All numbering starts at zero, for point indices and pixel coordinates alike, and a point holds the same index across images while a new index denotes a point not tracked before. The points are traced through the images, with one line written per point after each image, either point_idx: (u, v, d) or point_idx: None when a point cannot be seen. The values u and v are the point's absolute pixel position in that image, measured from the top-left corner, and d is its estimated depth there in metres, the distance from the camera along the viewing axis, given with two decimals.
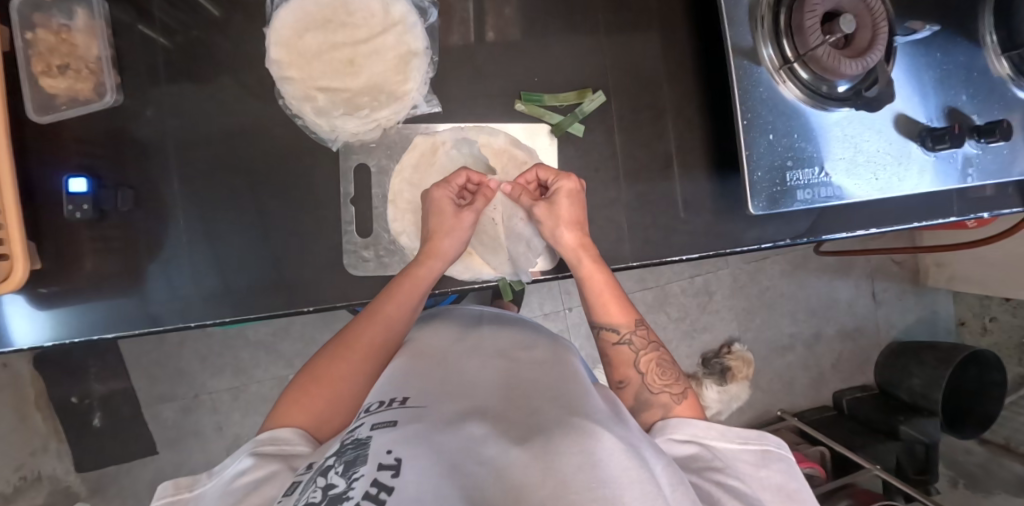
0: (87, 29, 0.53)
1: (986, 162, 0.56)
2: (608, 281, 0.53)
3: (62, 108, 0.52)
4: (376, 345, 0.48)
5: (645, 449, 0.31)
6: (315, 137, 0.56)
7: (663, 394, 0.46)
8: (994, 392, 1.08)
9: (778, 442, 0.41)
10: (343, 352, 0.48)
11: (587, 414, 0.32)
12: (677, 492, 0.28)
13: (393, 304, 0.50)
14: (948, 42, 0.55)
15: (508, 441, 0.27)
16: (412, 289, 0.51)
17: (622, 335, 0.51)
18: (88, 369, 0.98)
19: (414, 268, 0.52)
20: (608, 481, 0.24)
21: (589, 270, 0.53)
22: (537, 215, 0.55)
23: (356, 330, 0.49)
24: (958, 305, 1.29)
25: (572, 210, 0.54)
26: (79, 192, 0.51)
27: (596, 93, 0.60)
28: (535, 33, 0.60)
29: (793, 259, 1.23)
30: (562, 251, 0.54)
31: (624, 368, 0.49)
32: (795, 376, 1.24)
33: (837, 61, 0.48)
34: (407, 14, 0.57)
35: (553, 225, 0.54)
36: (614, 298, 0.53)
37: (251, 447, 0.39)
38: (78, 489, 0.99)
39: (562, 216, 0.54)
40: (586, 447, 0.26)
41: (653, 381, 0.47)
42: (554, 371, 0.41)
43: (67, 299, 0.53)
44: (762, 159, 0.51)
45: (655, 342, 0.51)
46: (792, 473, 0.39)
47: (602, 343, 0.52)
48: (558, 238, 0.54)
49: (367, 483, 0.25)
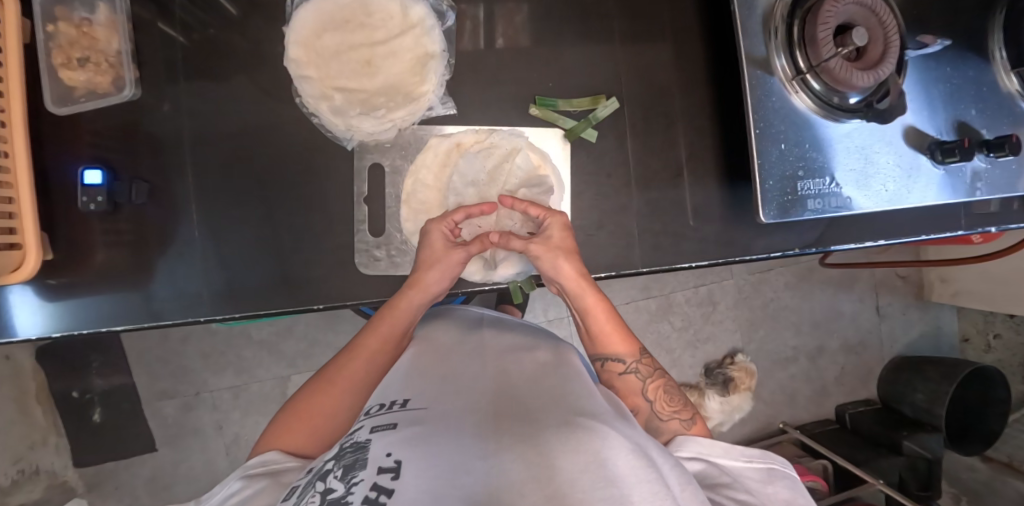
0: (107, 23, 0.53)
1: (993, 177, 0.56)
2: (607, 312, 0.54)
3: (81, 100, 0.53)
4: (360, 377, 0.48)
5: (651, 448, 0.30)
6: (332, 136, 0.56)
7: (672, 422, 0.45)
8: (998, 410, 1.07)
9: (782, 462, 0.41)
10: (325, 387, 0.46)
11: (591, 414, 0.31)
12: (685, 492, 0.27)
13: (377, 339, 0.49)
14: (959, 57, 0.56)
15: (510, 441, 0.27)
16: (393, 322, 0.50)
17: (628, 364, 0.51)
18: (91, 362, 0.98)
19: (395, 301, 0.50)
20: (614, 481, 0.24)
21: (592, 300, 0.53)
22: (533, 251, 0.53)
23: (342, 364, 0.48)
24: (962, 321, 1.29)
25: (566, 239, 0.53)
26: (94, 185, 0.51)
27: (609, 99, 0.60)
28: (548, 39, 0.60)
29: (797, 271, 1.23)
30: (564, 284, 0.53)
31: (632, 397, 0.49)
32: (797, 388, 1.24)
33: (848, 73, 0.48)
34: (425, 18, 0.57)
35: (553, 257, 0.52)
36: (615, 325, 0.53)
37: (242, 471, 0.39)
38: (75, 484, 0.99)
39: (560, 247, 0.52)
40: (590, 447, 0.26)
41: (662, 409, 0.47)
42: (557, 372, 0.41)
43: (74, 292, 0.53)
44: (773, 168, 0.51)
45: (659, 369, 0.51)
46: (800, 491, 0.39)
47: (607, 374, 0.52)
48: (558, 271, 0.52)
49: (366, 487, 0.25)
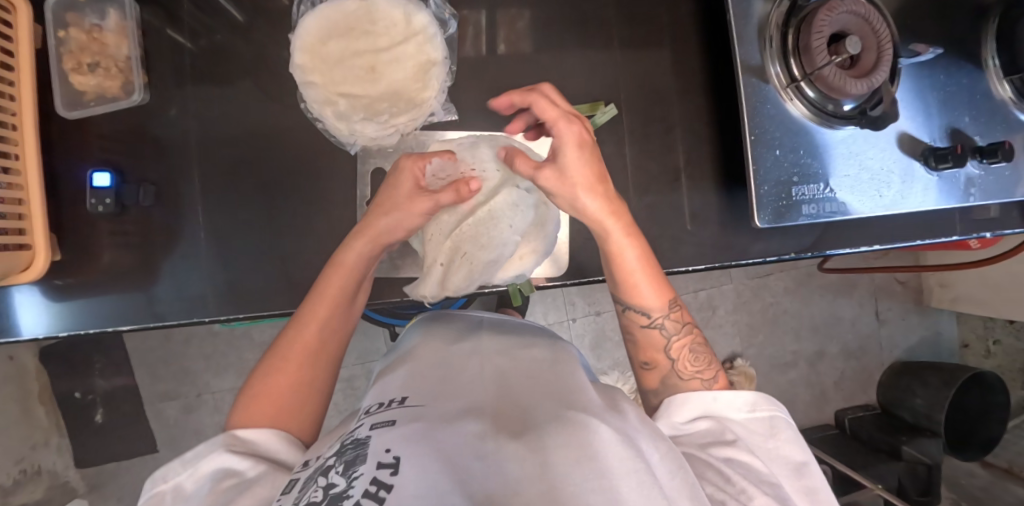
0: (117, 29, 0.55)
1: (987, 183, 0.57)
2: (640, 252, 0.47)
3: (90, 104, 0.54)
4: (315, 348, 0.46)
5: (641, 439, 0.31)
6: (335, 140, 0.57)
7: (693, 381, 0.44)
8: (997, 415, 1.07)
9: (787, 410, 0.41)
10: (278, 364, 0.44)
11: (583, 409, 0.32)
12: (673, 481, 0.28)
13: (326, 306, 0.47)
14: (952, 65, 0.57)
15: (506, 437, 0.28)
16: (342, 283, 0.47)
17: (653, 318, 0.48)
18: (93, 364, 0.99)
19: (340, 256, 0.48)
20: (605, 473, 0.24)
21: (619, 244, 0.46)
22: (548, 187, 0.45)
23: (292, 339, 0.46)
24: (961, 326, 1.29)
25: (583, 169, 0.44)
26: (103, 187, 0.53)
27: (608, 106, 0.61)
28: (549, 47, 0.62)
29: (797, 276, 1.24)
30: (586, 221, 0.46)
31: (652, 351, 0.48)
32: (796, 393, 1.24)
33: (843, 81, 0.49)
34: (427, 25, 0.57)
35: (573, 193, 0.45)
36: (648, 270, 0.47)
37: (225, 444, 0.38)
38: (76, 485, 0.99)
39: (576, 181, 0.44)
40: (582, 440, 0.27)
41: (683, 368, 0.46)
42: (551, 367, 0.42)
43: (80, 291, 0.54)
44: (769, 174, 0.52)
45: (688, 323, 0.48)
46: (801, 441, 0.39)
47: (628, 322, 0.49)
48: (582, 208, 0.45)
49: (366, 481, 0.25)
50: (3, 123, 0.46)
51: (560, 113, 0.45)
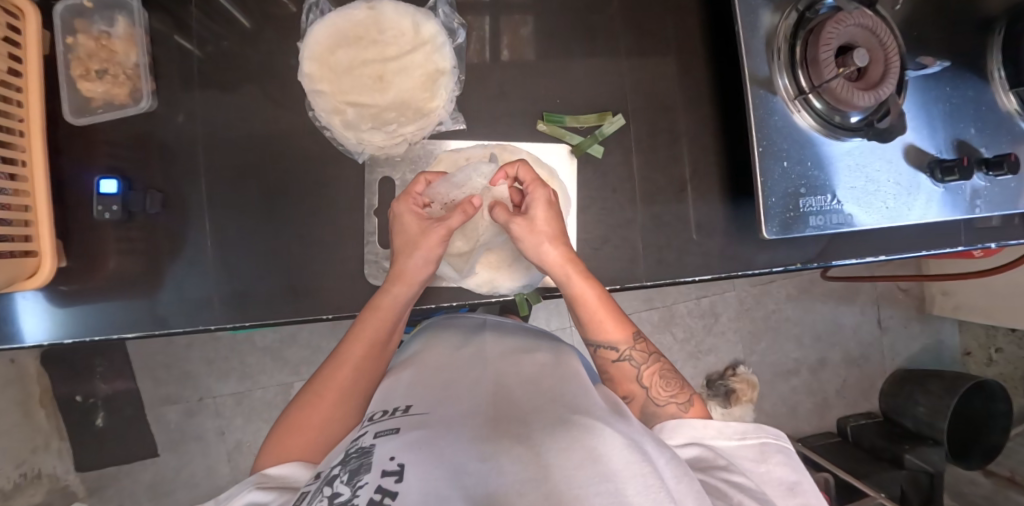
0: (126, 36, 0.55)
1: (992, 194, 0.57)
2: (599, 296, 0.50)
3: (98, 110, 0.54)
4: (348, 387, 0.47)
5: (647, 443, 0.31)
6: (342, 148, 0.57)
7: (669, 406, 0.45)
8: (1000, 423, 1.07)
9: (776, 434, 0.42)
10: (312, 401, 0.45)
11: (587, 412, 0.32)
12: (681, 484, 0.28)
13: (361, 346, 0.48)
14: (957, 77, 0.57)
15: (509, 442, 0.28)
16: (381, 321, 0.49)
17: (621, 352, 0.49)
18: (95, 368, 0.99)
19: (379, 299, 0.50)
20: (610, 476, 0.24)
21: (578, 287, 0.50)
22: (516, 233, 0.52)
23: (329, 376, 0.47)
24: (963, 334, 1.29)
25: (550, 223, 0.52)
26: (110, 194, 0.52)
27: (615, 116, 0.61)
28: (555, 56, 0.62)
29: (799, 283, 1.24)
30: (548, 269, 0.51)
31: (626, 383, 0.49)
32: (799, 401, 1.24)
33: (850, 93, 0.50)
34: (435, 35, 0.58)
35: (537, 239, 0.51)
36: (607, 310, 0.49)
37: (255, 481, 0.39)
38: (76, 489, 0.99)
39: (542, 230, 0.51)
40: (586, 445, 0.27)
41: (657, 394, 0.47)
42: (556, 371, 0.42)
43: (88, 298, 0.54)
44: (776, 185, 0.52)
45: (654, 353, 0.50)
46: (794, 464, 0.40)
47: (600, 360, 0.51)
48: (543, 256, 0.51)
49: (371, 490, 0.25)
50: (10, 130, 0.46)
51: (536, 177, 0.53)
